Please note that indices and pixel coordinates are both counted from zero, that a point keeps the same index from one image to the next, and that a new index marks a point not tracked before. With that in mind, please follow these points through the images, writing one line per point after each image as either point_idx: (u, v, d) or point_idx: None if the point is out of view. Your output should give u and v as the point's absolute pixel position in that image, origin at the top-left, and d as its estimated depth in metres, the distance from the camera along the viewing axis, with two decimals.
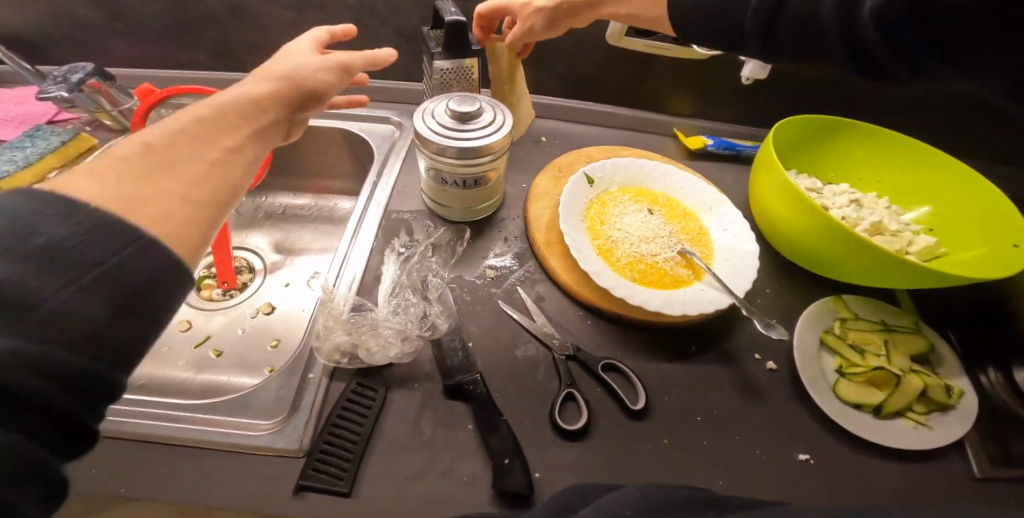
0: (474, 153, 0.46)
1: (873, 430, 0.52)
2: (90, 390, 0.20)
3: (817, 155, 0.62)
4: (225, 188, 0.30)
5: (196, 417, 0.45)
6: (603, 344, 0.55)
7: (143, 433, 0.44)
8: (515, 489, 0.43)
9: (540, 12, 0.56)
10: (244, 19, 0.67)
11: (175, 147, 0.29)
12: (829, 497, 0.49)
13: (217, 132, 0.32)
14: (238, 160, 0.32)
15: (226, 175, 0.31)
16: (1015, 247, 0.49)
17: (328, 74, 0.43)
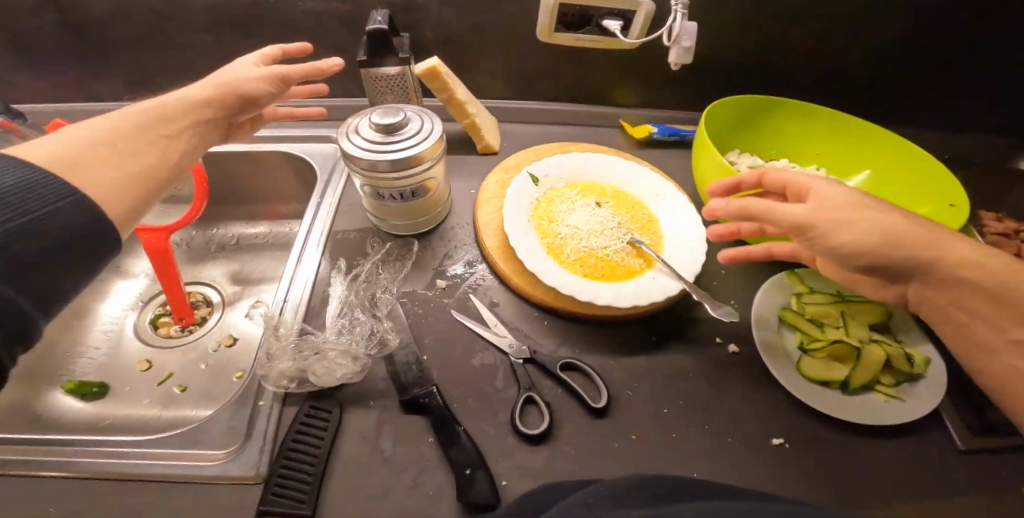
0: (406, 163, 0.46)
1: (839, 402, 0.51)
2: None
3: (756, 132, 0.62)
4: (137, 193, 0.33)
5: (143, 449, 0.44)
6: (561, 343, 0.55)
7: (89, 471, 0.43)
8: (479, 501, 0.42)
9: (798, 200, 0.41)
10: (160, 42, 0.66)
11: (87, 151, 0.31)
12: (799, 476, 0.48)
13: (124, 141, 0.34)
14: (146, 164, 0.34)
15: (142, 194, 0.33)
16: (951, 208, 0.49)
17: (264, 84, 0.46)
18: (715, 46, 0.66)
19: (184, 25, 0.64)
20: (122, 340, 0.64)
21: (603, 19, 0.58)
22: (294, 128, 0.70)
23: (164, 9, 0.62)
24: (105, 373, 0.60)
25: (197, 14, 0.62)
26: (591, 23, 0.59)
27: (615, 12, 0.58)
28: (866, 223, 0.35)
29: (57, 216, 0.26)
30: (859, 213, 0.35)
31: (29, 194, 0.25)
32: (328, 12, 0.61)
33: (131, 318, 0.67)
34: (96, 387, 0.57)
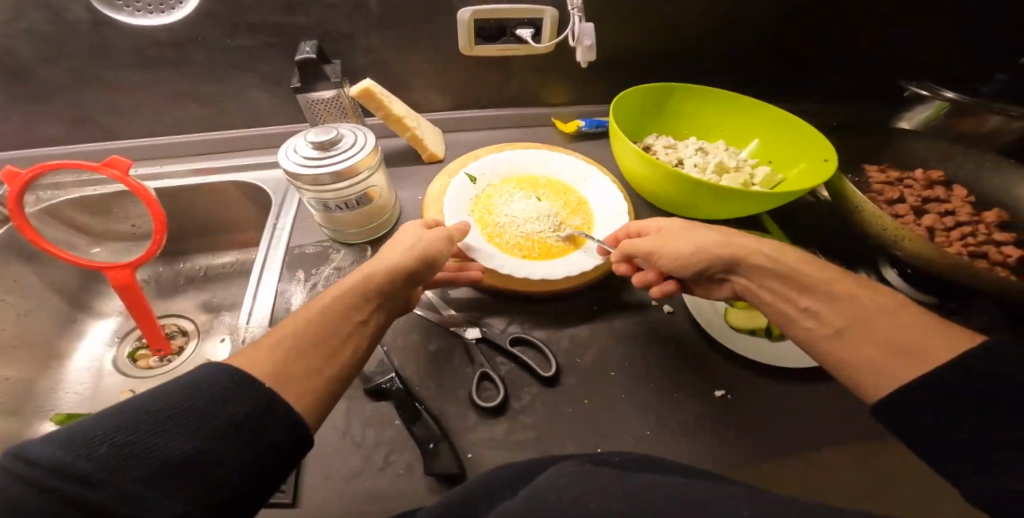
0: (345, 174, 0.52)
1: (772, 350, 0.55)
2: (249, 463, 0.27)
3: (666, 117, 0.70)
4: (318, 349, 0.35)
5: None
6: (511, 320, 0.59)
7: None
8: (442, 470, 0.47)
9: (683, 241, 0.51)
10: (90, 83, 0.65)
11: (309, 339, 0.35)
12: (744, 421, 0.51)
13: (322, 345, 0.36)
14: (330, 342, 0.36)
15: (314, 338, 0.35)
16: (824, 162, 0.59)
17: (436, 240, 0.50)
18: (620, 44, 0.73)
19: (113, 65, 0.64)
20: (102, 374, 0.69)
21: (516, 29, 0.66)
22: (243, 157, 0.75)
23: (89, 51, 0.61)
24: (92, 405, 0.65)
25: (125, 54, 0.62)
26: (506, 33, 0.67)
27: (526, 21, 0.65)
28: (738, 243, 0.45)
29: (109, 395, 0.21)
30: (737, 243, 0.45)
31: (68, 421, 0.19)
32: (259, 45, 0.64)
33: (109, 355, 0.71)
34: (84, 417, 0.62)
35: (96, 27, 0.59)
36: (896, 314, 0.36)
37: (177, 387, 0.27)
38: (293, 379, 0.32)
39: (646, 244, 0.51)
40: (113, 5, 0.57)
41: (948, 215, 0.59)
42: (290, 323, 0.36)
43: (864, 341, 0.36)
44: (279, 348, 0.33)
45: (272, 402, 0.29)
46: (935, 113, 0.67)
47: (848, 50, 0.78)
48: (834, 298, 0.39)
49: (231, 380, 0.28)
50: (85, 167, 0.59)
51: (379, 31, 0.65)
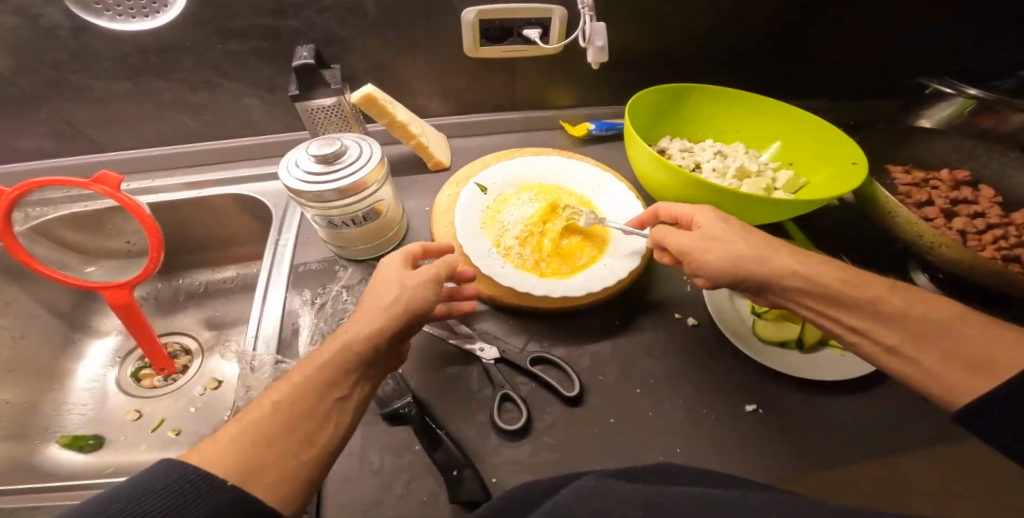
0: (352, 188, 0.49)
1: (799, 362, 0.54)
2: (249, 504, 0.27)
3: (682, 119, 0.68)
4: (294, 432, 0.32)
5: None
6: (529, 338, 0.57)
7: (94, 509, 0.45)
8: (469, 499, 0.45)
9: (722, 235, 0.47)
10: (72, 93, 0.60)
11: (276, 425, 0.31)
12: (775, 437, 0.50)
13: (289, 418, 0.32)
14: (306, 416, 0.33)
15: (282, 419, 0.32)
16: (851, 165, 0.57)
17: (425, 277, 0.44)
18: (629, 43, 0.71)
19: (96, 75, 0.59)
20: (106, 395, 0.66)
21: (523, 29, 0.62)
22: (239, 168, 0.72)
23: (68, 59, 0.56)
24: (97, 426, 0.62)
25: (108, 62, 0.57)
26: (512, 34, 0.64)
27: (533, 21, 0.62)
28: (771, 262, 0.43)
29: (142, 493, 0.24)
30: (769, 260, 0.43)
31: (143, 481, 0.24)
32: (252, 51, 0.60)
33: (111, 375, 0.68)
34: (91, 439, 0.59)
35: (75, 34, 0.54)
36: (959, 327, 0.36)
37: (166, 474, 0.26)
38: (258, 458, 0.29)
39: (681, 242, 0.48)
40: (91, 9, 0.50)
41: (978, 217, 0.58)
42: (258, 407, 0.32)
43: (926, 354, 0.36)
44: (259, 432, 0.30)
45: (240, 501, 0.26)
46: (956, 112, 0.63)
47: (866, 43, 0.76)
48: (889, 317, 0.38)
49: (187, 481, 0.26)
50: (72, 183, 0.55)
51: (379, 34, 0.62)
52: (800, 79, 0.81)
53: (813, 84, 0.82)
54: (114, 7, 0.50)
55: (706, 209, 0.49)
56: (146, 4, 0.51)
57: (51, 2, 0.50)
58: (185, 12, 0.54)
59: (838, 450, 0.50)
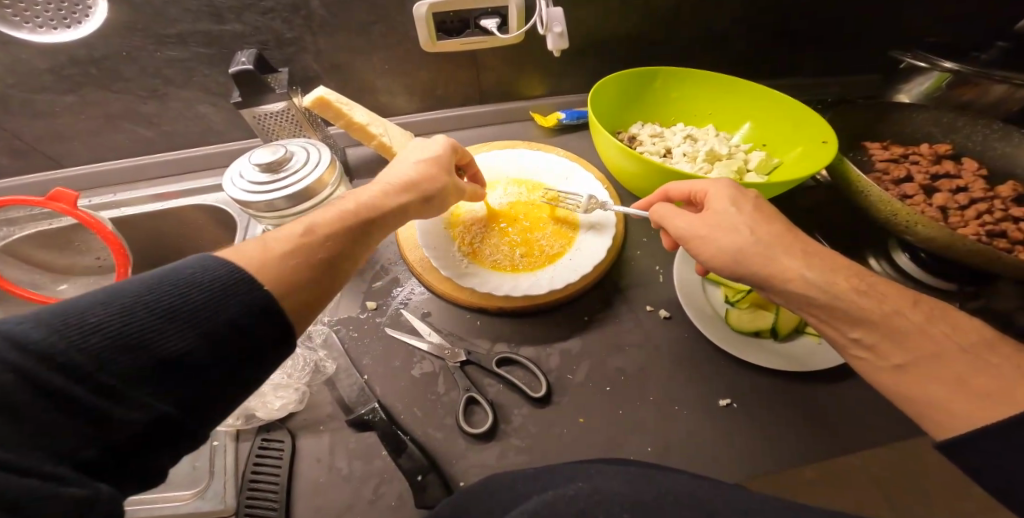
0: (302, 196, 0.48)
1: (772, 352, 0.52)
2: (210, 377, 0.28)
3: (650, 104, 0.66)
4: (302, 245, 0.36)
5: None
6: (496, 339, 0.56)
7: None
8: (433, 503, 0.44)
9: (724, 201, 0.45)
10: (16, 110, 0.59)
11: (282, 256, 0.35)
12: (751, 432, 0.49)
13: (298, 255, 0.35)
14: (308, 243, 0.37)
15: (294, 259, 0.35)
16: (822, 143, 0.55)
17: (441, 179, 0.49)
18: (590, 28, 0.68)
19: (34, 90, 0.57)
20: None
21: (480, 19, 0.60)
22: (204, 177, 0.71)
23: (1, 74, 0.54)
24: None
25: (45, 75, 0.56)
26: (470, 25, 0.62)
27: (490, 11, 0.61)
28: (778, 261, 0.40)
29: (139, 326, 0.26)
30: (774, 259, 0.40)
31: (138, 324, 0.26)
32: (195, 58, 0.59)
33: None
34: None
35: (0, 47, 0.52)
36: (981, 356, 0.32)
37: (173, 283, 0.28)
38: (297, 290, 0.34)
39: (681, 226, 0.46)
40: (7, 21, 0.45)
41: (960, 191, 0.56)
42: (288, 243, 0.36)
43: (932, 378, 0.33)
44: (281, 245, 0.35)
45: (267, 308, 0.30)
46: (935, 85, 0.60)
47: (844, 15, 0.72)
48: (899, 334, 0.35)
49: (231, 283, 0.30)
50: (28, 202, 0.55)
51: (326, 34, 0.60)
52: (776, 55, 0.77)
53: (790, 60, 0.78)
54: (33, 17, 0.45)
55: (723, 193, 0.45)
56: (69, 14, 0.47)
57: None
58: (114, 19, 0.52)
59: (816, 443, 0.48)
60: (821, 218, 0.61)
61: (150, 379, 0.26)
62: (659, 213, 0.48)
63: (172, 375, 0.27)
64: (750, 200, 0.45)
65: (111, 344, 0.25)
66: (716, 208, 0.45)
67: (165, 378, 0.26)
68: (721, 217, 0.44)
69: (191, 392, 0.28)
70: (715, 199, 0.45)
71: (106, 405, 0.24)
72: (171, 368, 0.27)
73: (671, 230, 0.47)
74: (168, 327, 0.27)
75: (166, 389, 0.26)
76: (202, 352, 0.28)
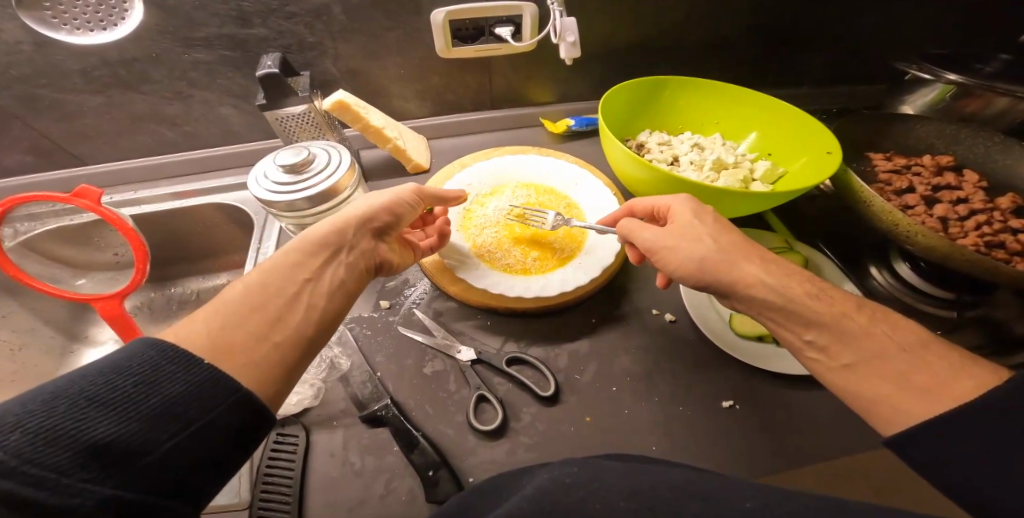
0: (321, 197, 0.50)
1: (774, 356, 0.54)
2: (176, 457, 0.26)
3: (660, 113, 0.68)
4: (243, 300, 0.34)
5: None
6: (506, 339, 0.57)
7: None
8: (445, 498, 0.46)
9: (687, 212, 0.46)
10: (46, 110, 0.61)
11: (218, 320, 0.32)
12: (753, 434, 0.50)
13: (238, 315, 0.34)
14: (252, 297, 0.35)
15: (236, 318, 0.33)
16: (827, 154, 0.56)
17: (407, 202, 0.50)
18: (600, 36, 0.70)
19: (64, 90, 0.59)
20: None
21: (495, 27, 0.62)
22: (221, 176, 0.72)
23: (34, 74, 0.56)
24: None
25: (75, 76, 0.57)
26: (485, 33, 0.64)
27: (505, 19, 0.62)
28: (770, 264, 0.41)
29: (81, 422, 0.24)
30: (737, 266, 0.41)
31: (82, 419, 0.24)
32: (219, 60, 0.60)
33: None
34: None
35: (36, 48, 0.53)
36: (917, 355, 0.34)
37: (104, 375, 0.26)
38: (237, 354, 0.31)
39: (649, 238, 0.47)
40: (46, 22, 0.49)
41: (960, 202, 0.57)
42: (230, 304, 0.34)
43: (874, 376, 0.35)
44: (212, 313, 0.33)
45: (211, 380, 0.29)
46: (937, 98, 0.63)
47: (849, 28, 0.74)
48: (845, 335, 0.37)
49: (169, 361, 0.28)
50: (54, 198, 0.57)
51: (346, 40, 0.62)
52: (782, 65, 0.79)
53: (795, 71, 0.80)
54: (70, 20, 0.49)
55: (684, 203, 0.47)
56: (105, 17, 0.51)
57: (9, 18, 0.50)
58: (145, 22, 0.54)
59: (813, 444, 0.50)
60: (825, 226, 0.63)
61: (114, 466, 0.24)
62: (626, 227, 0.49)
63: (131, 461, 0.25)
64: (708, 211, 0.46)
65: (32, 443, 0.22)
66: (679, 219, 0.46)
67: (126, 465, 0.24)
68: (687, 226, 0.45)
69: (157, 478, 0.25)
70: (677, 210, 0.47)
71: (37, 507, 0.21)
72: (130, 453, 0.25)
73: (640, 244, 0.48)
74: (97, 417, 0.25)
75: (134, 473, 0.25)
76: (151, 434, 0.26)
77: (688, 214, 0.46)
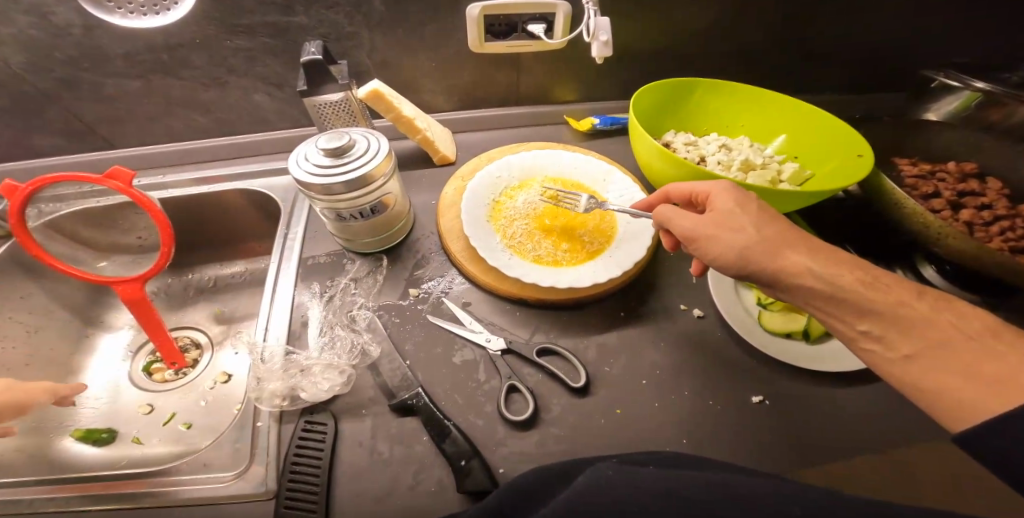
0: (360, 182, 0.50)
1: (803, 353, 0.54)
2: None
3: (687, 113, 0.69)
4: None
5: (163, 473, 0.47)
6: (535, 330, 0.57)
7: (107, 493, 0.47)
8: (477, 489, 0.45)
9: (730, 200, 0.46)
10: (88, 92, 0.62)
11: None
12: (783, 430, 0.50)
13: None
14: None
15: None
16: (858, 157, 0.57)
17: None
18: (631, 37, 0.71)
19: (106, 73, 0.61)
20: (119, 388, 0.67)
21: (527, 24, 0.63)
22: (248, 163, 0.72)
23: (79, 57, 0.58)
24: (110, 419, 0.63)
25: (118, 60, 0.59)
26: (517, 29, 0.64)
27: (538, 16, 0.63)
28: None
29: None
30: (782, 257, 0.41)
31: None
32: (259, 48, 0.61)
33: (125, 369, 0.69)
34: (105, 432, 0.59)
35: (86, 31, 0.55)
36: (987, 343, 0.32)
37: None
38: None
39: (690, 226, 0.47)
40: (102, 5, 0.47)
41: (985, 208, 0.58)
42: None
43: (943, 366, 0.33)
44: None
45: None
46: (963, 105, 0.64)
47: (870, 38, 0.76)
48: (902, 325, 0.36)
49: None
50: (85, 179, 0.56)
51: (382, 31, 0.63)
52: (804, 70, 0.80)
53: (815, 78, 0.82)
54: (125, 3, 0.47)
55: (726, 192, 0.46)
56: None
57: (64, 1, 0.52)
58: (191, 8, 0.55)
59: (842, 440, 0.50)
60: (849, 229, 0.64)
61: None
62: (667, 214, 0.49)
63: None
64: (752, 203, 0.45)
65: None
66: (723, 208, 0.46)
67: None
68: (729, 215, 0.45)
69: None
70: (720, 199, 0.46)
71: None
72: None
73: (680, 232, 0.48)
74: None
75: None
76: None
77: (732, 202, 0.46)
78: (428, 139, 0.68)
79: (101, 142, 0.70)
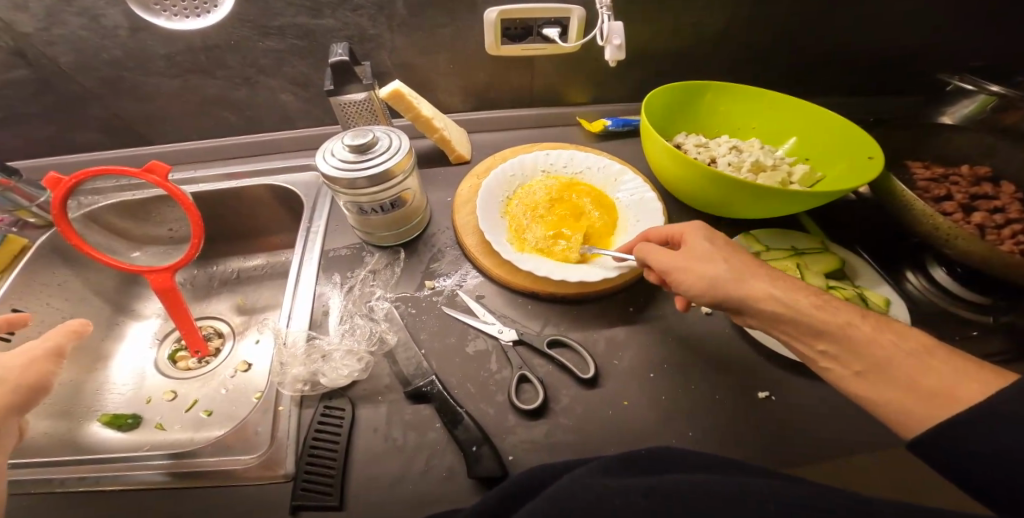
0: (381, 177, 0.52)
1: None
2: None
3: (698, 115, 0.70)
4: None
5: (184, 458, 0.50)
6: (546, 323, 0.59)
7: (130, 477, 0.49)
8: (487, 473, 0.46)
9: (702, 238, 0.47)
10: (127, 90, 0.66)
11: None
12: (789, 425, 0.51)
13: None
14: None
15: None
16: (869, 159, 0.58)
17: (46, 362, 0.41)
18: (645, 41, 0.72)
19: (147, 73, 0.65)
20: (145, 375, 0.70)
21: (543, 28, 0.65)
22: (273, 159, 0.76)
23: (124, 57, 0.62)
24: (137, 406, 0.66)
25: (159, 60, 0.63)
26: (533, 32, 0.66)
27: (552, 21, 0.65)
28: None
29: None
30: (744, 284, 0.43)
31: None
32: (288, 49, 0.64)
33: (151, 357, 0.73)
34: (129, 418, 0.63)
35: (132, 33, 0.59)
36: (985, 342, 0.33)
37: None
38: None
39: (666, 260, 0.48)
40: (149, 8, 0.51)
41: (997, 212, 0.59)
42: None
43: (884, 384, 0.35)
44: None
45: None
46: (980, 108, 0.64)
47: (880, 42, 0.77)
48: (854, 344, 0.37)
49: None
50: (125, 172, 0.59)
51: (404, 33, 0.65)
52: (815, 73, 0.81)
53: (826, 80, 0.83)
54: (171, 6, 0.51)
55: (698, 229, 0.48)
56: (199, 3, 0.51)
57: (113, 4, 0.56)
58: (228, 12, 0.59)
59: (848, 436, 0.50)
60: (859, 231, 0.64)
61: None
62: (643, 253, 0.50)
63: None
64: (719, 236, 0.48)
65: None
66: (696, 244, 0.47)
67: None
68: (702, 247, 0.46)
69: None
70: (693, 236, 0.48)
71: None
72: None
73: (658, 266, 0.49)
74: None
75: None
76: None
77: (705, 240, 0.47)
78: (444, 137, 0.70)
79: (138, 139, 0.74)
